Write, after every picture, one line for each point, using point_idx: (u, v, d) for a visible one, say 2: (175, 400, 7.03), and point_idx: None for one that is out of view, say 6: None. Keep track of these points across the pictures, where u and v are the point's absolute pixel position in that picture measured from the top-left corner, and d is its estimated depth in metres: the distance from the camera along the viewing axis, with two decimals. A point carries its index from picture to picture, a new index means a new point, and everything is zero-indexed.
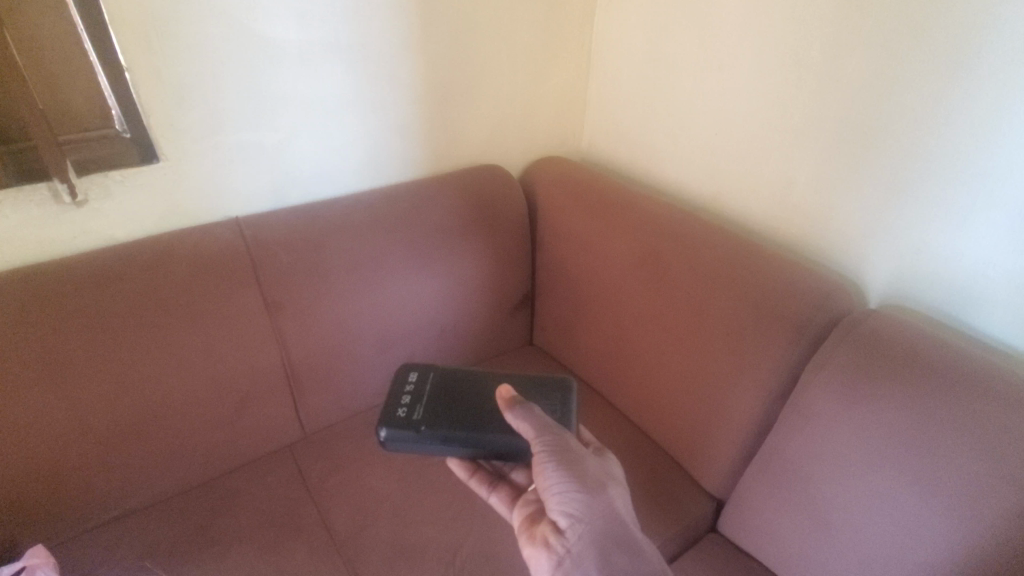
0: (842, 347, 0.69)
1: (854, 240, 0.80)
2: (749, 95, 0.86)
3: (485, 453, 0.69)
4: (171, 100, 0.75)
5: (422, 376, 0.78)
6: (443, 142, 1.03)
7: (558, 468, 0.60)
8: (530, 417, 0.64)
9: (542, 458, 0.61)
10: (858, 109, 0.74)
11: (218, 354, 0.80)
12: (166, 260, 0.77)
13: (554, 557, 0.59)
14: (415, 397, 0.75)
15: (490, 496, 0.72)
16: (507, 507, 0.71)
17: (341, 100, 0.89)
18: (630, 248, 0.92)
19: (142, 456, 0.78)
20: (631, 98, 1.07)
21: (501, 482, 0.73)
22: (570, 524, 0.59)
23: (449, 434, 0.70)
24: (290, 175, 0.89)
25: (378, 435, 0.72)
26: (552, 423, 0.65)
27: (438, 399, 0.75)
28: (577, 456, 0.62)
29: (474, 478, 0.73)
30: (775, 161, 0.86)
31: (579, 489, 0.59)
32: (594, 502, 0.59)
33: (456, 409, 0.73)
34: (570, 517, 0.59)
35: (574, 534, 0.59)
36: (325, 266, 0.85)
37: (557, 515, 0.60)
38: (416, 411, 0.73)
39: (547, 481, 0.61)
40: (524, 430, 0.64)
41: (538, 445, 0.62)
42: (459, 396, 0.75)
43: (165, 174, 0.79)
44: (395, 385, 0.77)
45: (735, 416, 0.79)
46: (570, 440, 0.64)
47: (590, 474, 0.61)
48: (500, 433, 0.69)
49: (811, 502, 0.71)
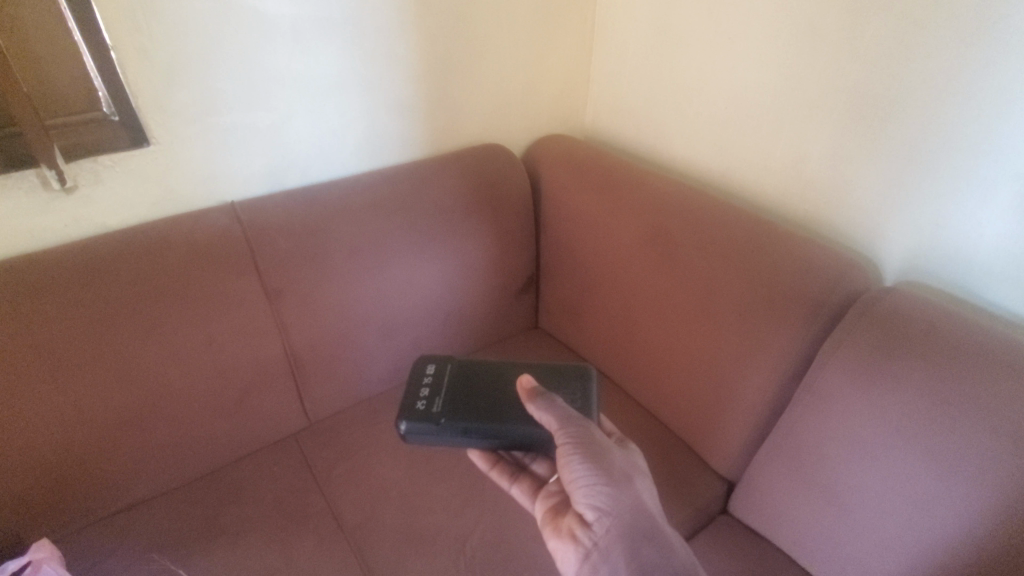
0: (859, 328, 0.67)
1: (870, 217, 0.77)
2: (762, 68, 0.83)
3: (506, 444, 0.68)
4: (160, 80, 0.72)
5: (440, 366, 0.77)
6: (444, 120, 1.00)
7: (584, 462, 0.60)
8: (552, 409, 0.63)
9: (566, 451, 0.60)
10: (876, 80, 0.71)
11: (220, 344, 0.78)
12: (161, 247, 0.75)
13: (582, 550, 0.59)
14: (434, 389, 0.74)
15: (512, 488, 0.72)
16: (528, 498, 0.71)
17: (338, 77, 0.85)
18: (638, 229, 0.89)
19: (146, 448, 0.77)
20: (637, 72, 1.03)
21: (522, 474, 0.73)
22: (597, 518, 0.59)
23: (471, 426, 0.68)
24: (287, 157, 0.86)
25: (398, 428, 0.70)
26: (575, 414, 0.64)
27: (457, 391, 0.73)
28: (602, 448, 0.61)
29: (494, 469, 0.73)
30: (790, 137, 0.83)
31: (605, 483, 0.59)
32: (621, 495, 0.59)
33: (475, 399, 0.72)
34: (596, 511, 0.59)
35: (601, 527, 0.59)
36: (325, 251, 0.83)
37: (584, 508, 0.60)
38: (435, 403, 0.72)
39: (573, 474, 0.60)
40: (547, 422, 0.63)
41: (562, 438, 0.61)
42: (477, 387, 0.74)
43: (157, 158, 0.76)
44: (413, 376, 0.76)
45: (748, 398, 0.78)
46: (595, 432, 0.62)
47: (615, 467, 0.61)
48: (522, 423, 0.68)
49: (825, 483, 0.70)
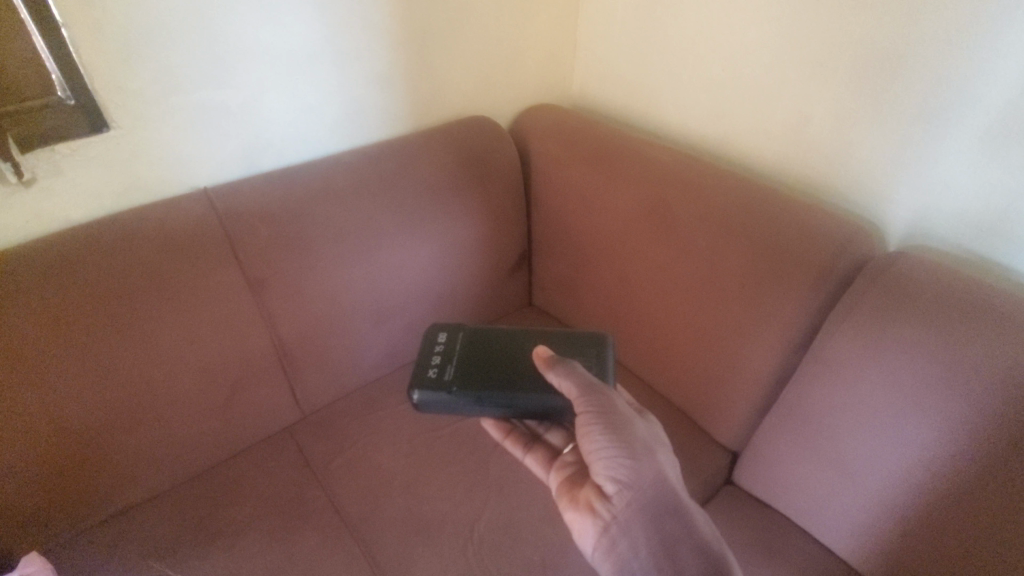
0: (869, 294, 0.66)
1: (875, 178, 0.75)
2: (761, 26, 0.79)
3: (518, 412, 0.69)
4: (117, 58, 0.66)
5: (452, 336, 0.77)
6: (426, 93, 0.95)
7: (604, 432, 0.60)
8: (573, 378, 0.63)
9: (587, 420, 0.61)
10: (881, 36, 0.68)
11: (205, 339, 0.74)
12: (133, 241, 0.70)
13: (600, 522, 0.59)
14: (446, 357, 0.75)
15: (525, 457, 0.72)
16: (542, 467, 0.71)
17: (310, 49, 0.79)
18: (637, 198, 0.86)
19: (135, 451, 0.73)
20: (627, 34, 0.98)
21: (535, 443, 0.73)
22: (617, 491, 0.59)
23: (483, 394, 0.69)
24: (261, 138, 0.81)
25: (411, 398, 0.71)
26: (595, 383, 0.64)
27: (469, 359, 0.74)
28: (622, 419, 0.61)
29: (508, 438, 0.74)
30: (790, 96, 0.79)
31: (626, 455, 0.59)
32: (642, 468, 0.59)
33: (488, 368, 0.72)
34: (617, 484, 0.59)
35: (621, 500, 0.59)
36: (309, 236, 0.79)
37: (603, 480, 0.60)
38: (447, 371, 0.73)
39: (593, 445, 0.60)
40: (568, 390, 0.63)
41: (583, 406, 0.62)
42: (489, 356, 0.74)
43: (120, 145, 0.71)
44: (425, 346, 0.77)
45: (754, 369, 0.77)
46: (616, 402, 0.63)
47: (637, 439, 0.60)
48: (535, 392, 0.68)
49: (832, 452, 0.69)
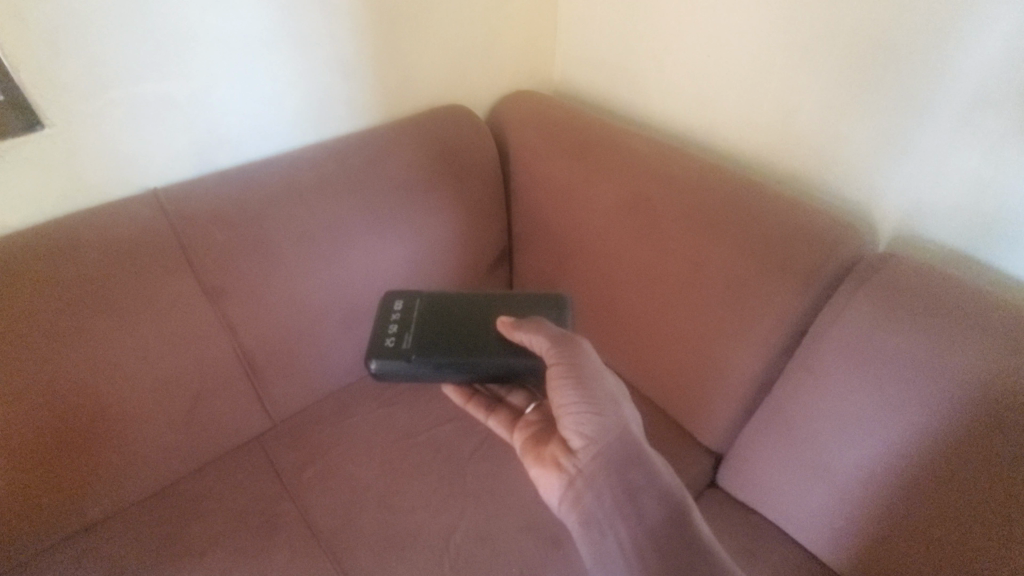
0: (857, 299, 0.64)
1: (863, 173, 0.72)
2: (747, 10, 0.74)
3: (480, 376, 0.68)
4: (44, 50, 0.60)
5: (409, 303, 0.75)
6: (395, 81, 0.89)
7: (573, 385, 0.59)
8: (540, 333, 0.63)
9: (556, 374, 0.60)
10: (870, 23, 0.64)
11: (161, 351, 0.70)
12: (76, 249, 0.65)
13: (566, 476, 0.59)
14: (403, 325, 0.72)
15: (488, 420, 0.71)
16: (505, 428, 0.70)
17: (265, 36, 0.73)
18: (618, 193, 0.82)
19: (90, 470, 0.69)
20: (608, 16, 0.93)
21: (499, 406, 0.72)
22: (584, 445, 0.58)
23: (442, 360, 0.67)
24: (215, 134, 0.76)
25: (368, 367, 0.68)
26: (566, 335, 0.63)
27: (427, 326, 0.72)
28: (590, 373, 0.60)
29: (471, 402, 0.73)
30: (778, 85, 0.75)
31: (591, 408, 0.58)
32: (607, 421, 0.58)
33: (448, 334, 0.71)
34: (583, 438, 0.58)
35: (587, 454, 0.58)
36: (270, 239, 0.74)
37: (571, 435, 0.59)
38: (405, 339, 0.70)
39: (562, 399, 0.60)
40: (539, 343, 0.63)
41: (553, 358, 0.61)
42: (448, 322, 0.72)
43: (56, 145, 0.65)
44: (381, 313, 0.74)
45: (738, 374, 0.74)
46: (585, 354, 0.61)
47: (603, 392, 0.59)
48: (497, 355, 0.67)
49: (817, 458, 0.68)
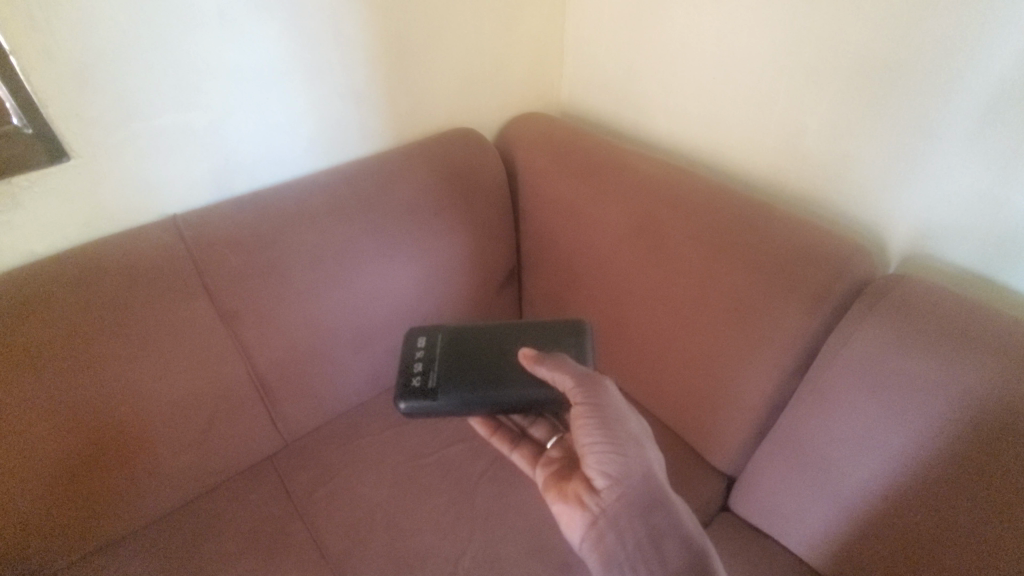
0: (868, 320, 0.63)
1: (875, 193, 0.71)
2: (753, 31, 0.75)
3: (504, 410, 0.70)
4: (72, 85, 0.63)
5: (432, 340, 0.76)
6: (406, 106, 0.91)
7: (597, 425, 0.59)
8: (564, 370, 0.63)
9: (580, 413, 0.60)
10: (876, 43, 0.64)
11: (177, 373, 0.72)
12: (99, 274, 0.68)
13: (588, 515, 0.59)
14: (428, 362, 0.74)
15: (512, 453, 0.73)
16: (528, 463, 0.71)
17: (279, 64, 0.76)
18: (626, 215, 0.82)
19: (108, 490, 0.71)
20: (614, 39, 0.94)
21: (521, 440, 0.74)
22: (607, 486, 0.58)
23: (468, 398, 0.69)
24: (231, 161, 0.78)
25: (399, 407, 0.71)
26: (590, 373, 0.63)
27: (450, 362, 0.73)
28: (612, 413, 0.60)
29: (495, 436, 0.75)
30: (784, 105, 0.75)
31: (614, 448, 0.58)
32: (630, 462, 0.58)
33: (470, 368, 0.72)
34: (607, 479, 0.58)
35: (610, 495, 0.58)
36: (284, 263, 0.76)
37: (594, 474, 0.59)
38: (430, 377, 0.72)
39: (586, 438, 0.60)
40: (563, 380, 0.63)
41: (577, 396, 0.61)
42: (471, 357, 0.74)
43: (81, 175, 0.68)
44: (405, 351, 0.75)
45: (748, 395, 0.73)
46: (610, 394, 0.62)
47: (627, 432, 0.60)
48: (520, 389, 0.69)
49: (830, 481, 0.67)
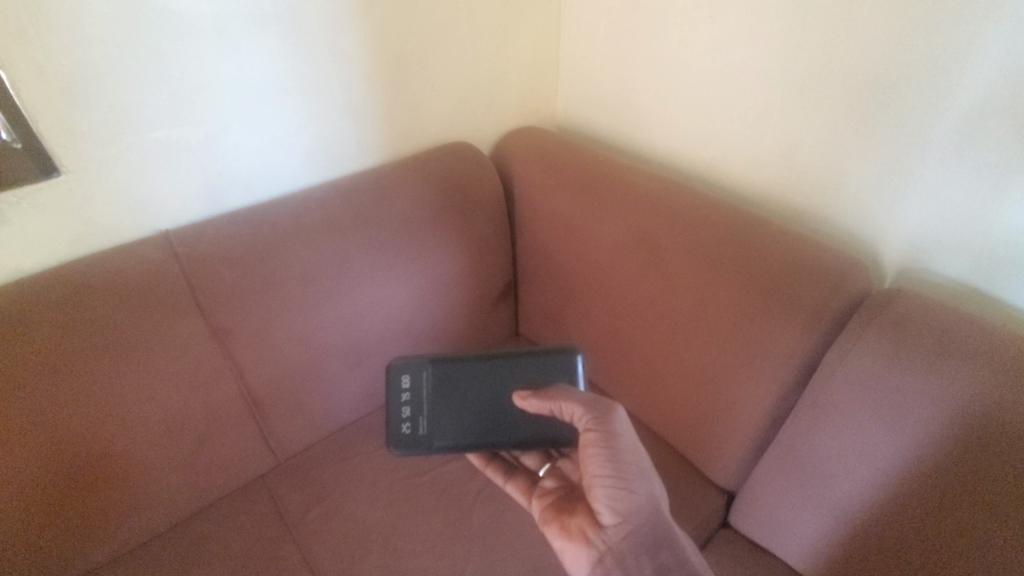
0: (866, 335, 0.63)
1: (869, 209, 0.72)
2: (746, 49, 0.76)
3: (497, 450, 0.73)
4: (63, 100, 0.62)
5: (416, 377, 0.75)
6: (402, 121, 0.91)
7: (607, 457, 0.58)
8: (574, 399, 0.62)
9: (591, 443, 0.59)
10: (867, 61, 0.65)
11: (167, 393, 0.70)
12: (88, 292, 0.66)
13: (594, 552, 0.57)
14: (415, 406, 0.74)
15: (506, 485, 0.70)
16: (523, 495, 0.69)
17: (276, 79, 0.75)
18: (623, 230, 0.82)
19: (93, 513, 0.69)
20: (608, 56, 0.95)
21: (515, 470, 0.71)
22: (615, 522, 0.57)
23: (461, 446, 0.72)
24: (225, 175, 0.77)
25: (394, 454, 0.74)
26: (601, 401, 0.61)
27: (439, 405, 0.74)
28: (622, 447, 0.59)
29: (489, 467, 0.72)
30: (778, 122, 0.76)
31: (624, 484, 0.57)
32: (641, 499, 0.56)
33: (461, 412, 0.73)
34: (616, 515, 0.56)
35: (618, 532, 0.56)
36: (278, 278, 0.75)
37: (601, 509, 0.57)
38: (421, 423, 0.73)
39: (594, 469, 0.58)
40: (575, 409, 0.62)
41: (589, 426, 0.60)
42: (458, 399, 0.74)
43: (72, 190, 0.67)
44: (391, 393, 0.75)
45: (747, 411, 0.73)
46: (621, 424, 0.60)
47: (637, 467, 0.58)
48: (512, 435, 0.71)
49: (831, 498, 0.67)
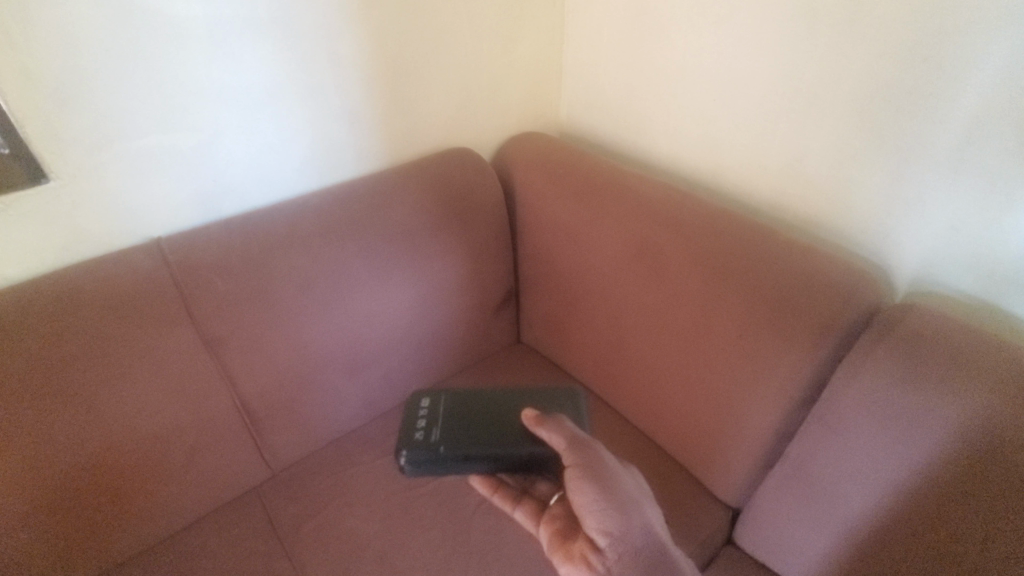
0: (877, 351, 0.61)
1: (880, 220, 0.70)
2: (753, 56, 0.74)
3: (503, 466, 0.71)
4: (51, 105, 0.60)
5: (437, 399, 0.81)
6: (401, 126, 0.89)
7: (592, 482, 0.57)
8: (557, 431, 0.63)
9: (573, 471, 0.59)
10: (878, 69, 0.63)
11: (157, 405, 0.68)
12: (76, 302, 0.64)
13: None
14: (431, 419, 0.77)
15: (515, 511, 0.68)
16: (532, 522, 0.67)
17: (271, 85, 0.74)
18: (627, 239, 0.80)
19: (80, 529, 0.67)
20: (612, 61, 0.93)
21: (525, 496, 0.69)
22: (609, 543, 0.55)
23: (467, 452, 0.72)
24: (219, 182, 0.75)
25: (399, 460, 0.74)
26: (580, 434, 0.63)
27: (452, 420, 0.77)
28: (605, 470, 0.58)
29: (497, 494, 0.70)
30: (786, 132, 0.75)
31: (612, 503, 0.56)
32: (630, 516, 0.55)
33: (472, 426, 0.75)
34: (607, 535, 0.55)
35: (614, 552, 0.54)
36: (273, 287, 0.73)
37: (594, 534, 0.56)
38: (433, 433, 0.76)
39: (581, 497, 0.57)
40: (557, 444, 0.62)
41: (571, 457, 0.60)
42: (472, 416, 0.77)
43: (61, 196, 0.65)
44: (410, 411, 0.79)
45: (753, 427, 0.71)
46: (601, 452, 0.61)
47: (623, 490, 0.57)
48: (519, 444, 0.71)
49: (841, 520, 0.64)
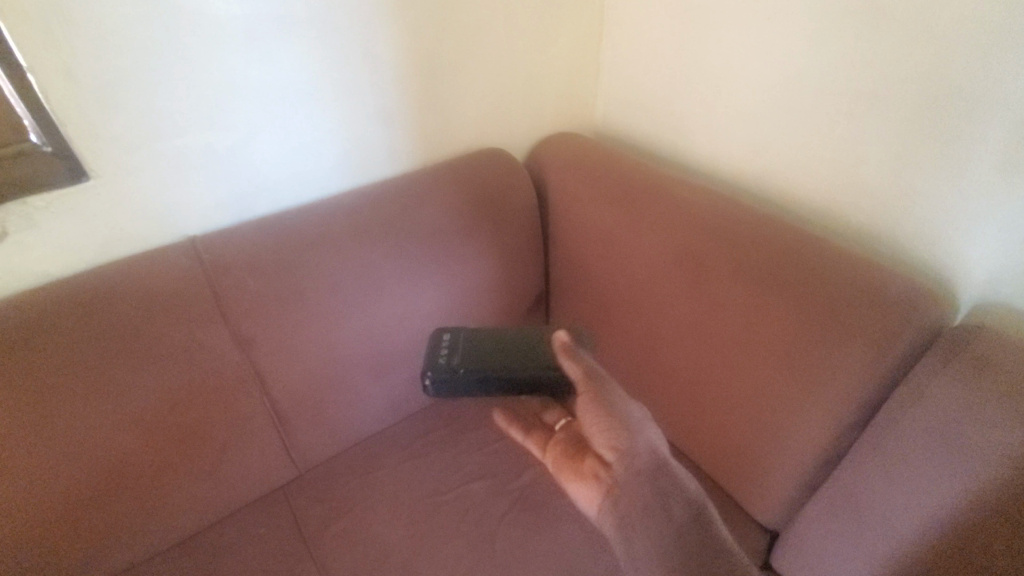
0: (941, 377, 0.57)
1: (945, 232, 0.65)
2: (807, 54, 0.70)
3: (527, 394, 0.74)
4: (93, 103, 0.61)
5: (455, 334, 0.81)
6: (435, 125, 0.88)
7: (602, 407, 0.63)
8: (572, 359, 0.67)
9: (583, 396, 0.64)
10: (949, 69, 0.59)
11: (188, 403, 0.69)
12: (113, 299, 0.65)
13: (604, 485, 0.62)
14: (452, 347, 0.78)
15: (526, 440, 0.76)
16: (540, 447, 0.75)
17: (307, 84, 0.73)
18: (665, 245, 0.77)
19: (113, 522, 0.68)
20: (653, 60, 0.90)
21: (534, 426, 0.77)
22: (617, 458, 0.62)
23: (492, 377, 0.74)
24: (254, 182, 0.75)
25: (423, 382, 0.73)
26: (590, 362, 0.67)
27: (474, 349, 0.78)
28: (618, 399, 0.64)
29: (510, 425, 0.77)
30: (841, 136, 0.70)
31: (621, 424, 0.62)
32: (636, 436, 0.61)
33: (495, 357, 0.76)
34: (616, 451, 0.62)
35: (621, 465, 0.61)
36: (304, 288, 0.73)
37: (604, 449, 0.63)
38: (456, 359, 0.76)
39: (592, 420, 0.63)
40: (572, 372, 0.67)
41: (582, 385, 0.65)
42: (493, 348, 0.78)
43: (100, 194, 0.66)
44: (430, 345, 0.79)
45: (796, 448, 0.67)
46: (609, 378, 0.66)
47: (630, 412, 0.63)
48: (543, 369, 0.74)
49: (895, 556, 0.59)
